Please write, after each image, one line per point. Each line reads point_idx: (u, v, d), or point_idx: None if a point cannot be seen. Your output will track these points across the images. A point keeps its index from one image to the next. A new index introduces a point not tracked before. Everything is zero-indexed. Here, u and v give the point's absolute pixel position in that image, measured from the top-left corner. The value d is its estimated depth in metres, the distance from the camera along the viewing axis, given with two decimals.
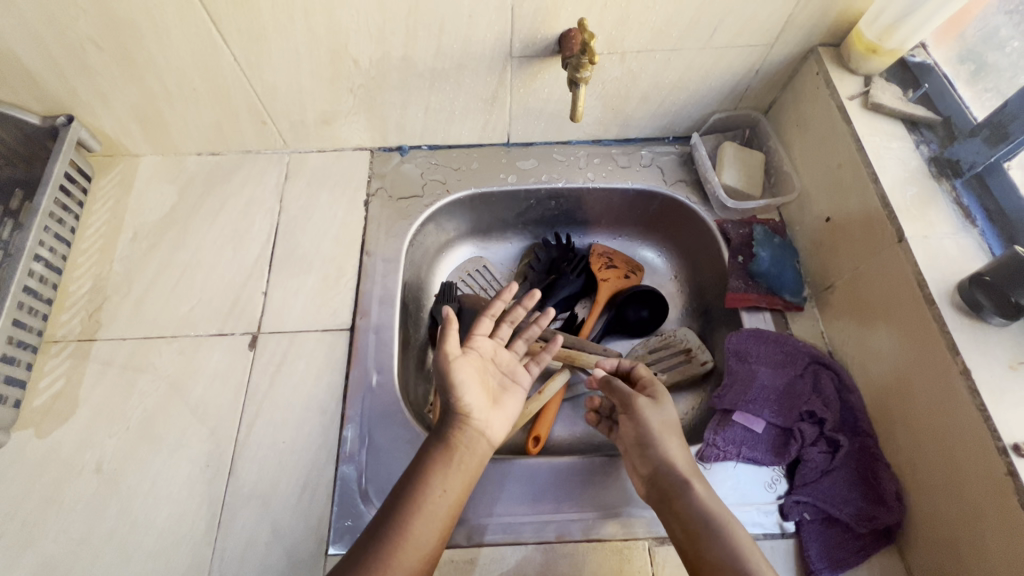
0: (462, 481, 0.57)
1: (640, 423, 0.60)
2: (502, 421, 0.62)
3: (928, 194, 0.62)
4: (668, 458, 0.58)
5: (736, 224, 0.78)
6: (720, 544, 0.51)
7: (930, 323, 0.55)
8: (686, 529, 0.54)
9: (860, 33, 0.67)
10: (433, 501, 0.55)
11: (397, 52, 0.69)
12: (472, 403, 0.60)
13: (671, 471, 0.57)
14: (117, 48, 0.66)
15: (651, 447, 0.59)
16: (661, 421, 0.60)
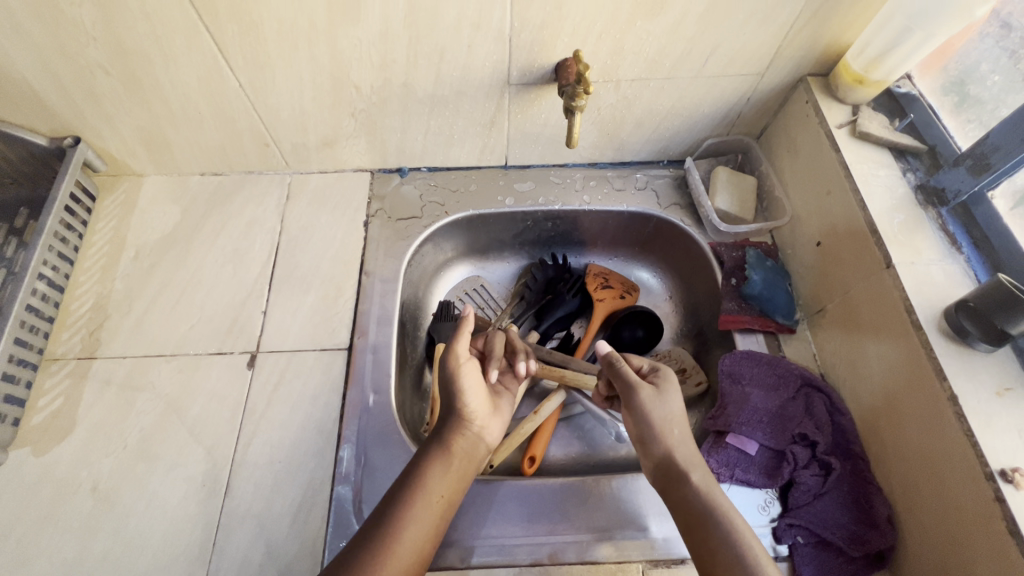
0: (454, 489, 0.59)
1: (640, 415, 0.60)
2: (497, 427, 0.66)
3: (915, 220, 0.63)
4: (670, 450, 0.58)
5: (729, 246, 0.79)
6: (720, 533, 0.51)
7: (917, 348, 0.56)
8: (686, 519, 0.54)
9: (847, 64, 0.70)
10: (428, 509, 0.56)
11: (398, 78, 0.71)
12: (476, 407, 0.63)
13: (672, 462, 0.58)
14: (126, 73, 0.68)
15: (653, 442, 0.59)
16: (664, 413, 0.59)
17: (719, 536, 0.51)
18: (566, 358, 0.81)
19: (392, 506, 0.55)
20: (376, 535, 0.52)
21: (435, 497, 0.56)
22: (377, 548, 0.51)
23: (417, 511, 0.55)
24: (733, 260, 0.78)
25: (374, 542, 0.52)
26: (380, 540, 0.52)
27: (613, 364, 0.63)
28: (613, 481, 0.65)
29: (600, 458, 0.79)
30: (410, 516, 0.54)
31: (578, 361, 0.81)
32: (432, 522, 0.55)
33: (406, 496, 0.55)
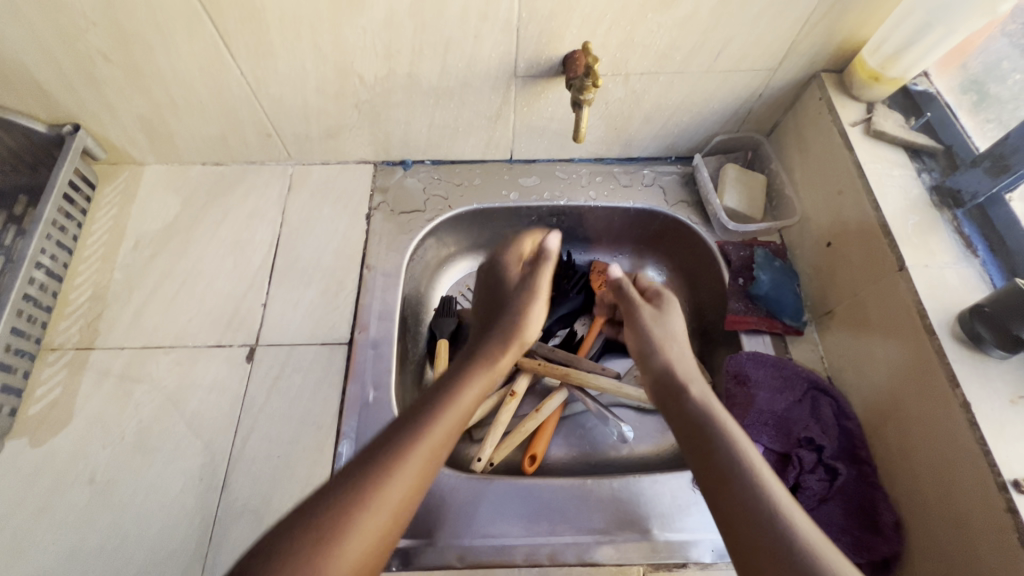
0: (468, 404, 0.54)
1: (642, 329, 0.66)
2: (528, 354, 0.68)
3: (929, 222, 0.62)
4: (669, 364, 0.61)
5: (737, 245, 0.78)
6: (732, 462, 0.48)
7: (929, 353, 0.55)
8: (696, 450, 0.52)
9: (863, 61, 0.68)
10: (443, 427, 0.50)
11: (403, 69, 0.70)
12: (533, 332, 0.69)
13: (671, 374, 0.60)
14: (125, 58, 0.66)
15: (653, 355, 0.63)
16: (665, 332, 0.65)
17: (728, 468, 0.48)
18: (568, 356, 0.81)
19: (406, 421, 0.50)
20: (386, 447, 0.47)
21: (457, 414, 0.52)
22: (383, 454, 0.46)
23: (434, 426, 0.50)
24: (743, 260, 0.77)
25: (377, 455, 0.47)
26: (388, 450, 0.47)
27: (620, 287, 0.71)
28: (614, 482, 0.64)
29: (601, 458, 0.78)
30: (424, 429, 0.49)
31: (580, 359, 0.81)
32: (444, 442, 0.50)
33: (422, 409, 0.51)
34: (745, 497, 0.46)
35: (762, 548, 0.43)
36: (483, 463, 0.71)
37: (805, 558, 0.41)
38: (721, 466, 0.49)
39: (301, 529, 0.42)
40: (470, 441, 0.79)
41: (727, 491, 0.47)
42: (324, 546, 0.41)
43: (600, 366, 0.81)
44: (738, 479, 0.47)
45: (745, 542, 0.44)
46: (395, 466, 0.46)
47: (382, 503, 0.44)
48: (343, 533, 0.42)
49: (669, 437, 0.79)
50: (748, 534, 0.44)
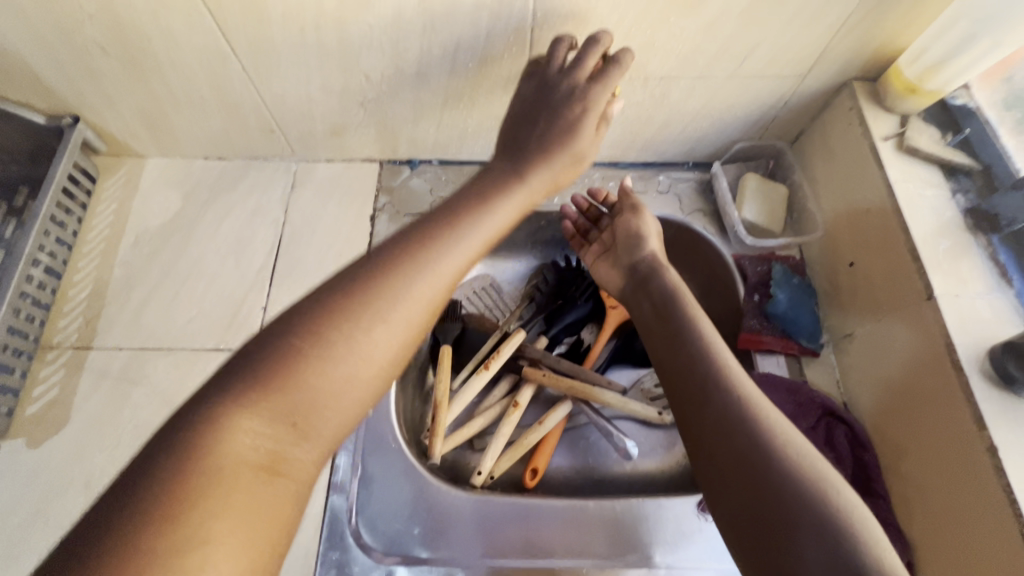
0: (471, 238, 0.51)
1: (632, 225, 0.70)
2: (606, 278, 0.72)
3: (962, 247, 0.58)
4: (649, 252, 0.67)
5: (753, 260, 0.75)
6: (702, 363, 0.52)
7: (954, 392, 0.52)
8: (674, 355, 0.54)
9: (899, 71, 0.64)
10: (453, 265, 0.48)
11: (411, 68, 0.66)
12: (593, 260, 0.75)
13: (648, 259, 0.67)
14: (124, 51, 0.64)
15: (636, 242, 0.68)
16: (649, 228, 0.70)
17: (699, 368, 0.51)
18: (575, 367, 0.78)
19: (407, 236, 0.49)
20: (372, 273, 0.45)
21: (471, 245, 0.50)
22: (360, 285, 0.44)
23: (431, 262, 0.47)
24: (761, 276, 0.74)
25: (360, 283, 0.44)
26: (361, 288, 0.44)
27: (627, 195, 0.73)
28: (618, 504, 0.62)
29: (605, 473, 0.76)
30: (425, 254, 0.47)
31: (587, 372, 0.78)
32: (455, 276, 0.48)
33: (412, 240, 0.48)
34: (711, 389, 0.49)
35: (720, 435, 0.47)
36: (483, 477, 0.70)
37: (763, 441, 0.45)
38: (693, 370, 0.52)
39: (261, 357, 0.40)
40: (470, 450, 0.77)
41: (696, 386, 0.51)
42: (296, 364, 0.40)
43: (607, 379, 0.78)
44: (704, 378, 0.50)
45: (708, 427, 0.48)
46: (394, 285, 0.45)
47: (360, 356, 0.42)
48: (327, 352, 0.41)
49: (674, 454, 0.77)
50: (708, 424, 0.48)
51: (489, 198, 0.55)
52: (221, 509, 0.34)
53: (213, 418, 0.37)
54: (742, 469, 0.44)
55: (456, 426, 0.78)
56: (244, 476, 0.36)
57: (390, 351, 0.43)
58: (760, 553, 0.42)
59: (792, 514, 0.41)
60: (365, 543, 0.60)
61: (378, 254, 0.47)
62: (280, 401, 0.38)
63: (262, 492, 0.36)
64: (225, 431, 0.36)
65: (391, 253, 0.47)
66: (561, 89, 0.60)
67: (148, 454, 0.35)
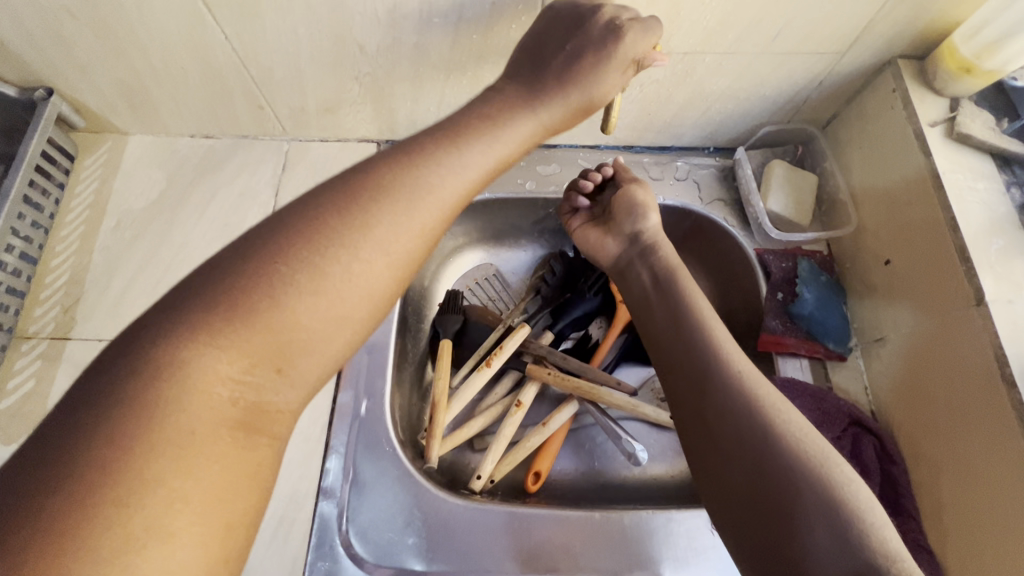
0: (472, 163, 0.44)
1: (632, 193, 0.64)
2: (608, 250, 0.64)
3: (1017, 247, 0.53)
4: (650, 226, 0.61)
5: (778, 255, 0.70)
6: (701, 343, 0.48)
7: (1005, 411, 0.47)
8: (670, 333, 0.51)
9: (953, 48, 0.57)
10: (449, 186, 0.43)
11: (409, 39, 0.60)
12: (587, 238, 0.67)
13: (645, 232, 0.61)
14: (94, 17, 0.58)
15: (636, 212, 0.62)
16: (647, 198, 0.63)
17: (698, 350, 0.48)
18: (582, 365, 0.73)
19: (396, 154, 0.42)
20: (355, 193, 0.39)
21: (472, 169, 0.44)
22: (342, 203, 0.38)
23: (426, 184, 0.41)
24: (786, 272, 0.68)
25: (342, 203, 0.38)
26: (347, 211, 0.38)
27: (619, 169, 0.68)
28: (625, 517, 0.59)
29: (611, 478, 0.72)
30: (418, 175, 0.41)
31: (595, 370, 0.73)
32: (453, 201, 0.43)
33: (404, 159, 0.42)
34: (710, 369, 0.46)
35: (722, 418, 0.44)
36: (482, 481, 0.66)
37: (767, 424, 0.43)
38: (690, 349, 0.49)
39: (230, 285, 0.34)
40: (470, 450, 0.73)
41: (695, 367, 0.47)
42: (273, 301, 0.34)
43: (616, 379, 0.74)
44: (701, 353, 0.48)
45: (709, 409, 0.45)
46: (385, 206, 0.39)
47: (344, 287, 0.36)
48: (309, 281, 0.35)
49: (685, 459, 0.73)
50: (709, 405, 0.45)
51: (494, 120, 0.47)
52: (184, 465, 0.30)
53: (175, 355, 0.32)
54: (745, 453, 0.42)
55: (455, 425, 0.74)
56: (212, 428, 0.32)
57: (380, 283, 0.38)
58: (764, 539, 0.40)
59: (799, 501, 0.39)
60: (356, 553, 0.57)
61: (364, 169, 0.40)
62: (259, 345, 0.34)
63: (230, 447, 0.32)
64: (193, 371, 0.32)
65: (379, 171, 0.41)
66: (597, 22, 0.51)
67: (91, 392, 0.30)
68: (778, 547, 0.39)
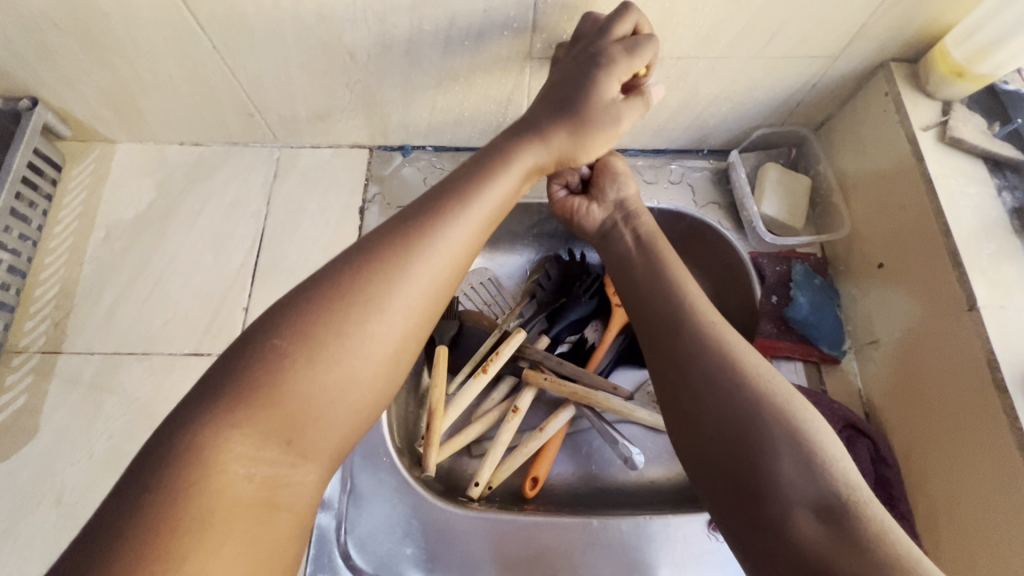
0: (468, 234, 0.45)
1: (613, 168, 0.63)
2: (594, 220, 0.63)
3: (1008, 252, 0.53)
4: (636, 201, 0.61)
5: (772, 258, 0.70)
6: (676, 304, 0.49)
7: (997, 416, 0.48)
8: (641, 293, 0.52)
9: (945, 52, 0.57)
10: (447, 259, 0.43)
11: (399, 46, 0.60)
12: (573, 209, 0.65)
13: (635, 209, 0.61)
14: (78, 26, 0.57)
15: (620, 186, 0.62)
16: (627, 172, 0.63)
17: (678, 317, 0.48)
18: (577, 370, 0.73)
19: (396, 232, 0.42)
20: (358, 278, 0.39)
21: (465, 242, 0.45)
22: (341, 288, 0.39)
23: (424, 262, 0.41)
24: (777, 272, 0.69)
25: (345, 286, 0.39)
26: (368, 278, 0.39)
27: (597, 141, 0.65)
28: (622, 523, 0.59)
29: (608, 482, 0.72)
30: (416, 254, 0.41)
31: (590, 374, 0.73)
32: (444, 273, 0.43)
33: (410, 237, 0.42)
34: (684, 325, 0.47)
35: (692, 370, 0.45)
36: (481, 488, 0.66)
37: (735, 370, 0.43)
38: (664, 309, 0.49)
39: (242, 372, 0.35)
40: (468, 456, 0.73)
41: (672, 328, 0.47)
42: (288, 378, 0.36)
43: (613, 384, 0.74)
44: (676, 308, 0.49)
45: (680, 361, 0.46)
46: (385, 291, 0.39)
47: (342, 375, 0.37)
48: (322, 355, 0.37)
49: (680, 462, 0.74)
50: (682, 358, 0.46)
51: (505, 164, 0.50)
52: (215, 529, 0.32)
53: (201, 439, 0.33)
54: (716, 400, 0.43)
55: (453, 432, 0.74)
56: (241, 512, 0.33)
57: (392, 346, 0.39)
58: (729, 483, 0.40)
59: (763, 439, 0.40)
60: (355, 564, 0.57)
61: (366, 254, 0.41)
62: (274, 421, 0.35)
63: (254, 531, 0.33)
64: (220, 458, 0.33)
65: (383, 251, 0.41)
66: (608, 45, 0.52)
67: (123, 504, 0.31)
68: (749, 490, 0.39)
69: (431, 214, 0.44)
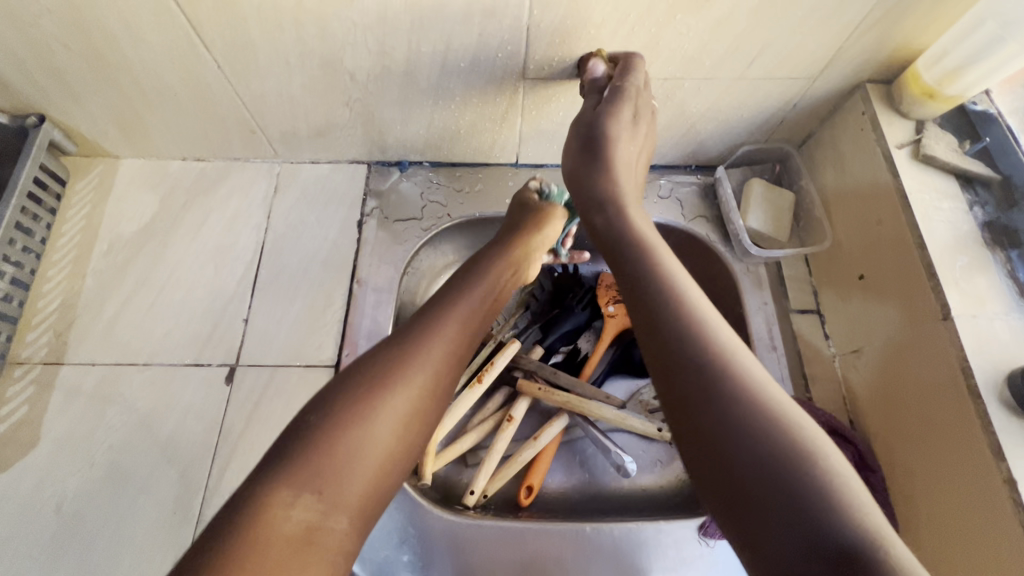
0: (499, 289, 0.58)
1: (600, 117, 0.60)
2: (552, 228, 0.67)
3: (980, 263, 0.56)
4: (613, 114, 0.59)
5: (585, 337, 0.82)
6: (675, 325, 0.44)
7: (970, 419, 0.50)
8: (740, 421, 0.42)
9: (917, 74, 0.61)
10: (493, 284, 0.57)
11: (398, 67, 0.62)
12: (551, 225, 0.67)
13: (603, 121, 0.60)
14: (87, 48, 0.59)
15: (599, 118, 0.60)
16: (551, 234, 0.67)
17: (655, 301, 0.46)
18: (568, 380, 0.74)
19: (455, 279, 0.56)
20: (453, 285, 0.55)
21: (486, 285, 0.56)
22: (467, 272, 0.57)
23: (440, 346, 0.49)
24: None
25: (352, 403, 0.45)
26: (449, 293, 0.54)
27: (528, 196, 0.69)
28: (615, 529, 0.61)
29: (602, 489, 0.74)
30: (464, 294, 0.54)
31: (582, 385, 0.74)
32: (465, 330, 0.52)
33: (406, 348, 0.48)
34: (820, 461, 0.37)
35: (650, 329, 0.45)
36: (476, 497, 0.67)
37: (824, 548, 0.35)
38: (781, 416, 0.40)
39: (285, 463, 0.42)
40: (464, 465, 0.74)
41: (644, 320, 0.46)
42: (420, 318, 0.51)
43: (605, 394, 0.75)
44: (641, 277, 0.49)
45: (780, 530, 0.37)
46: (454, 313, 0.52)
47: (371, 445, 0.44)
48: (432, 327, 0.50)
49: (674, 468, 0.75)
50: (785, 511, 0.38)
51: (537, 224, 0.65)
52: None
53: (266, 498, 0.41)
54: (772, 530, 0.35)
55: (447, 442, 0.74)
56: (283, 551, 0.39)
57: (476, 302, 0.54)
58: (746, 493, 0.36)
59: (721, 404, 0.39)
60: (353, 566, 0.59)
61: (374, 358, 0.48)
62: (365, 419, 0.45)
63: (298, 559, 0.39)
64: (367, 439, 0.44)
65: (372, 377, 0.47)
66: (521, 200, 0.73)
67: None
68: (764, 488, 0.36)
69: (445, 299, 0.53)
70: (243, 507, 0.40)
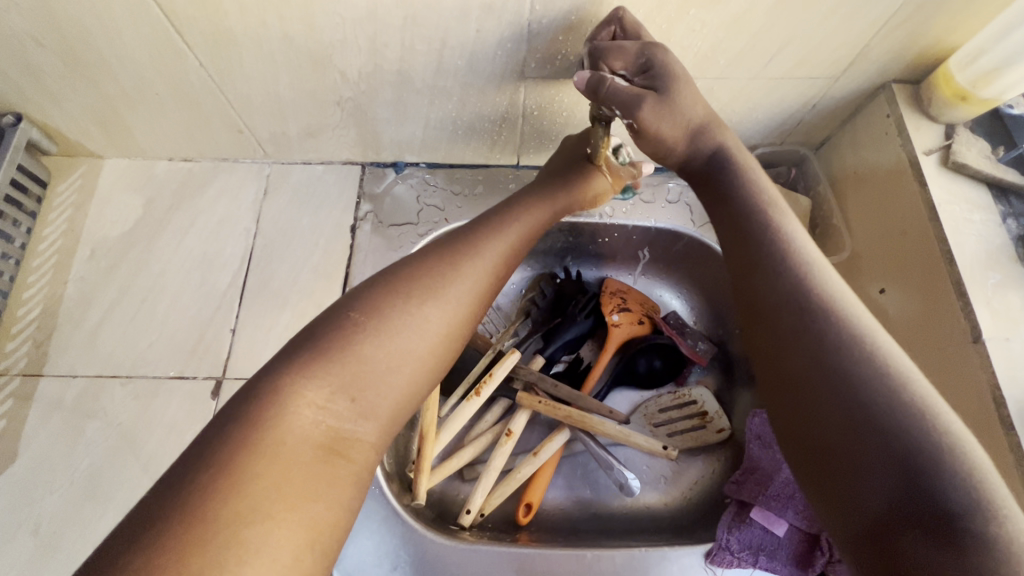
0: (547, 215, 0.57)
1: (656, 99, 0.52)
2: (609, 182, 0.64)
3: (1014, 280, 0.52)
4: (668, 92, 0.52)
5: (588, 346, 0.78)
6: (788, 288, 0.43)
7: (1003, 452, 0.47)
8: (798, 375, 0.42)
9: (949, 75, 0.56)
10: (534, 216, 0.56)
11: (391, 66, 0.58)
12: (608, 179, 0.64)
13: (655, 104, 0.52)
14: (62, 45, 0.56)
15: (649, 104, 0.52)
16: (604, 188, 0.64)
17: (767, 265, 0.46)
18: (570, 392, 0.71)
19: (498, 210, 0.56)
20: (497, 213, 0.54)
21: (529, 216, 0.55)
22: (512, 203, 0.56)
23: (479, 265, 0.48)
24: (692, 343, 0.76)
25: (389, 306, 0.43)
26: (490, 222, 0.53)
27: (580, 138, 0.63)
28: (617, 555, 0.58)
29: (603, 507, 0.71)
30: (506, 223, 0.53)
31: (583, 397, 0.71)
32: (503, 258, 0.51)
33: (445, 261, 0.47)
34: (865, 412, 0.36)
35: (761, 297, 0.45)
36: (472, 515, 0.65)
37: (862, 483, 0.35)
38: (821, 358, 0.40)
39: (307, 360, 0.39)
40: (462, 480, 0.71)
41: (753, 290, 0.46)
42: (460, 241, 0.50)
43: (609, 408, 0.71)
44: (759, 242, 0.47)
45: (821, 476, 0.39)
46: (494, 240, 0.51)
47: (405, 354, 0.42)
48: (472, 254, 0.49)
49: (678, 486, 0.72)
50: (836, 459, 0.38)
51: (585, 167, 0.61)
52: (270, 499, 0.33)
53: (291, 393, 0.37)
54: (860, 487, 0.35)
55: (444, 456, 0.72)
56: (307, 464, 0.36)
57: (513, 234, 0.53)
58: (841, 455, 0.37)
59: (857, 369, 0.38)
60: None
61: (411, 266, 0.46)
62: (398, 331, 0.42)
63: (323, 471, 0.36)
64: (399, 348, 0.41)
65: (415, 282, 0.45)
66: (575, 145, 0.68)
67: None
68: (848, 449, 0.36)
69: (487, 225, 0.52)
70: (245, 417, 0.36)
